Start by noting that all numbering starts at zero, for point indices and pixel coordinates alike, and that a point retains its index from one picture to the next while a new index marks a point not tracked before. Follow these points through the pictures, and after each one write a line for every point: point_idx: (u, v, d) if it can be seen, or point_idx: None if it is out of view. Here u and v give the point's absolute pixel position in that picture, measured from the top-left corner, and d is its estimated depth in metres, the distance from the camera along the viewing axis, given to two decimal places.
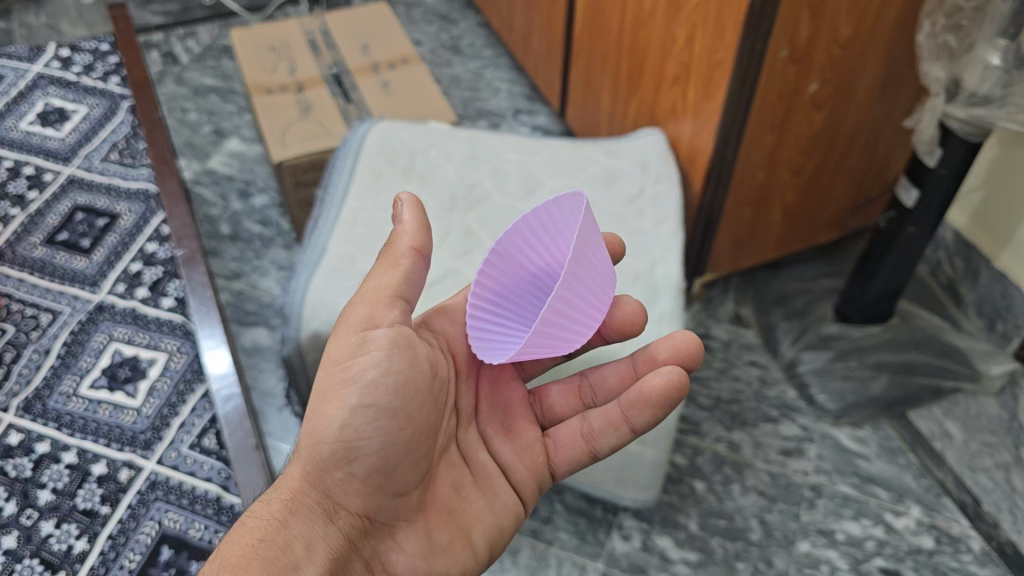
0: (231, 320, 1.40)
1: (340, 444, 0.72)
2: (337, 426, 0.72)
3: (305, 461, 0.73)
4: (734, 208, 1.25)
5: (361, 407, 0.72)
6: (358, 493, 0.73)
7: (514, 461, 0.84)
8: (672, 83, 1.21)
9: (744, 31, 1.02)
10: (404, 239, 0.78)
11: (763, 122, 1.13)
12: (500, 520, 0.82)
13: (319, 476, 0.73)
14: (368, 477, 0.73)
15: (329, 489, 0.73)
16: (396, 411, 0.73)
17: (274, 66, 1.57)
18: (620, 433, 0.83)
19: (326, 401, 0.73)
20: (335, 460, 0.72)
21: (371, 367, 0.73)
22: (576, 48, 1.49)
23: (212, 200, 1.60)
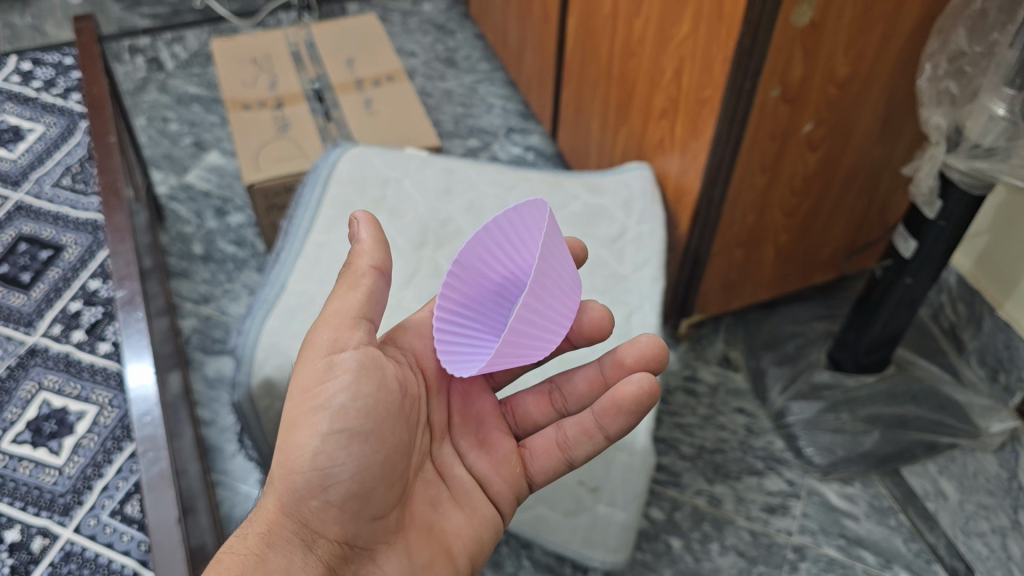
0: (196, 348, 1.35)
1: (315, 471, 0.66)
2: (310, 453, 0.66)
3: (276, 494, 0.67)
4: (724, 249, 1.18)
5: (333, 431, 0.67)
6: (336, 521, 0.67)
7: (491, 473, 0.79)
8: (660, 117, 1.14)
9: (733, 67, 0.95)
10: (363, 258, 0.74)
11: (754, 163, 1.07)
12: (481, 535, 0.77)
13: (292, 507, 0.66)
14: (346, 503, 0.67)
15: (305, 520, 0.67)
16: (370, 434, 0.68)
17: (254, 80, 1.51)
18: (594, 439, 0.78)
19: (295, 429, 0.68)
20: (310, 488, 0.66)
21: (341, 390, 0.68)
22: (566, 69, 1.42)
23: (187, 216, 1.54)
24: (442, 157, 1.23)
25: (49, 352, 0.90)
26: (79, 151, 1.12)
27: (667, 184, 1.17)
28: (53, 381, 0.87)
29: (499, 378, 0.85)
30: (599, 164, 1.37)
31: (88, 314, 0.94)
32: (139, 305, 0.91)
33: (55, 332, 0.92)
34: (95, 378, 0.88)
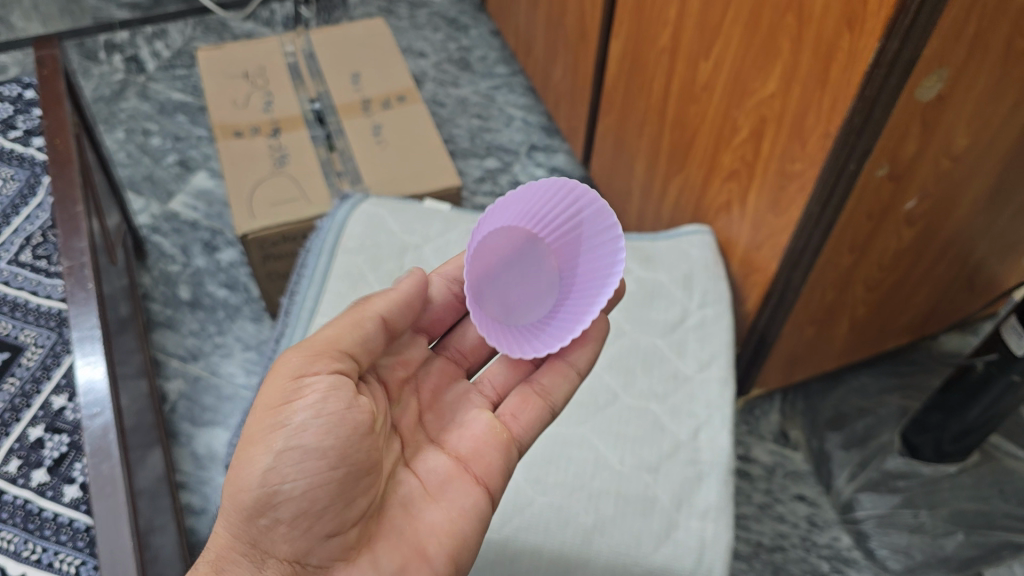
0: (183, 418, 1.18)
1: (262, 489, 0.59)
2: (260, 472, 0.59)
3: (227, 513, 0.60)
4: (795, 329, 1.01)
5: (288, 447, 0.59)
6: (285, 540, 0.60)
7: (471, 448, 0.69)
8: (726, 179, 0.97)
9: (835, 145, 0.78)
10: (376, 304, 0.69)
11: (841, 244, 0.90)
12: (463, 530, 0.65)
13: (242, 525, 0.60)
14: (299, 522, 0.59)
15: (256, 538, 0.60)
16: (330, 451, 0.60)
17: (246, 99, 1.32)
18: (572, 378, 0.74)
19: (250, 445, 0.61)
20: (258, 506, 0.59)
21: (302, 406, 0.60)
22: (605, 97, 1.23)
23: (171, 252, 1.36)
24: (470, 214, 1.06)
25: (4, 498, 0.73)
26: (41, 217, 0.94)
27: (732, 255, 1.00)
28: (9, 541, 0.70)
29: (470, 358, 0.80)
30: (643, 209, 1.20)
31: (51, 445, 0.76)
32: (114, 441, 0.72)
33: (11, 471, 0.74)
34: (61, 537, 0.70)
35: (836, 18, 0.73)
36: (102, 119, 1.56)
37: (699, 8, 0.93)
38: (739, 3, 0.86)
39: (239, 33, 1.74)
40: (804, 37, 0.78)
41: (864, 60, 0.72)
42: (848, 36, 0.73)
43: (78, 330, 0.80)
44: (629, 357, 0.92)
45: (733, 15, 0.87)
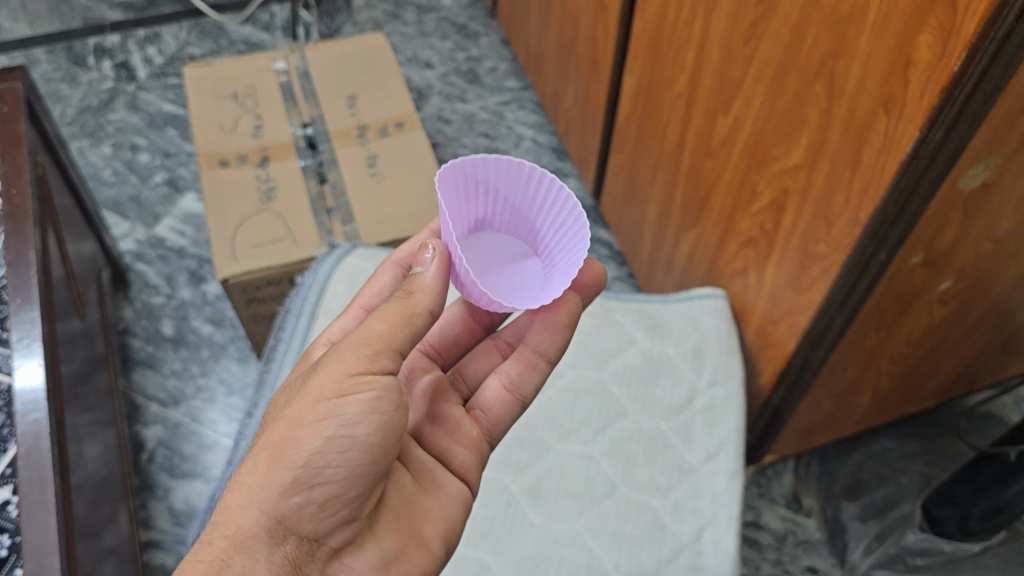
0: (161, 471, 1.14)
1: (304, 470, 0.53)
2: (307, 453, 0.53)
3: (255, 486, 0.53)
4: (813, 402, 0.93)
5: (339, 434, 0.53)
6: (313, 520, 0.54)
7: (449, 445, 0.66)
8: (744, 244, 0.88)
9: (863, 234, 0.69)
10: (431, 301, 0.59)
11: (868, 326, 0.81)
12: (452, 513, 0.63)
13: (271, 501, 0.53)
14: (330, 506, 0.54)
15: (283, 515, 0.53)
16: (376, 446, 0.54)
17: (233, 123, 1.24)
18: (541, 369, 0.69)
19: (292, 423, 0.54)
20: (293, 483, 0.53)
21: (359, 398, 0.54)
22: (618, 133, 1.14)
23: (155, 283, 1.32)
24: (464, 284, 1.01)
25: None
26: None
27: (748, 325, 0.92)
28: None
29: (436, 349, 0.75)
30: (655, 255, 1.12)
31: None
32: (54, 567, 0.69)
33: None
34: None
35: (870, 97, 0.63)
36: (89, 132, 1.49)
37: (718, 58, 0.83)
38: (763, 60, 0.75)
39: (235, 38, 1.66)
40: (835, 110, 0.68)
41: (901, 149, 0.62)
42: (883, 119, 0.63)
43: (23, 424, 0.77)
44: (632, 441, 0.85)
45: (755, 73, 0.77)
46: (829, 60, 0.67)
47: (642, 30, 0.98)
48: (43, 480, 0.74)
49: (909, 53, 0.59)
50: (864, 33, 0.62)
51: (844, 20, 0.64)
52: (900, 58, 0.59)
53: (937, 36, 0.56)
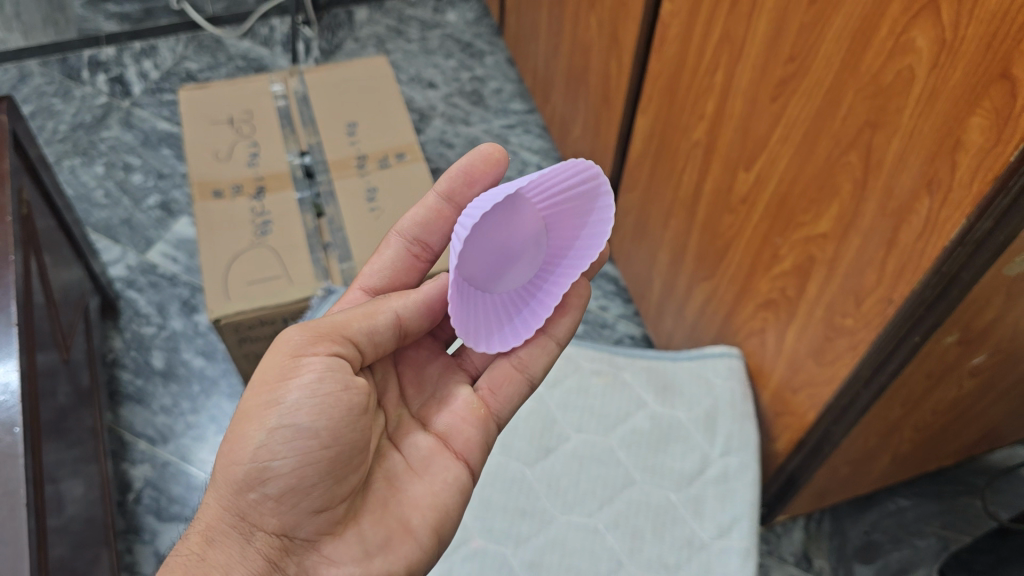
0: (148, 514, 1.09)
1: (253, 464, 0.56)
2: (252, 447, 0.56)
3: (217, 487, 0.58)
4: (830, 470, 0.88)
5: (281, 426, 0.56)
6: (274, 514, 0.57)
7: (452, 427, 0.66)
8: (762, 304, 0.83)
9: (898, 315, 0.65)
10: (390, 300, 0.64)
11: (895, 400, 0.77)
12: (444, 502, 0.63)
13: (230, 499, 0.57)
14: (288, 498, 0.56)
15: (243, 512, 0.57)
16: (323, 431, 0.56)
17: (229, 150, 1.19)
18: (550, 350, 0.68)
19: (242, 419, 0.57)
20: (247, 479, 0.56)
21: (297, 385, 0.57)
22: (628, 172, 1.09)
23: (146, 312, 1.27)
24: None
25: None
26: None
27: (764, 389, 0.88)
28: None
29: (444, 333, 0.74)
30: (664, 299, 1.07)
31: None
32: None
33: None
34: None
35: (912, 176, 0.59)
36: (81, 150, 1.45)
37: (742, 111, 0.78)
38: (790, 121, 0.71)
39: (234, 53, 1.62)
40: (870, 185, 0.63)
41: (945, 233, 0.58)
42: (925, 201, 0.58)
43: None
44: (638, 515, 0.84)
45: (783, 132, 0.72)
46: (866, 131, 0.62)
47: (658, 72, 0.93)
48: (15, 557, 0.69)
49: (959, 136, 0.54)
50: (907, 108, 0.57)
51: (885, 90, 0.59)
52: (947, 140, 0.55)
53: (992, 122, 0.51)
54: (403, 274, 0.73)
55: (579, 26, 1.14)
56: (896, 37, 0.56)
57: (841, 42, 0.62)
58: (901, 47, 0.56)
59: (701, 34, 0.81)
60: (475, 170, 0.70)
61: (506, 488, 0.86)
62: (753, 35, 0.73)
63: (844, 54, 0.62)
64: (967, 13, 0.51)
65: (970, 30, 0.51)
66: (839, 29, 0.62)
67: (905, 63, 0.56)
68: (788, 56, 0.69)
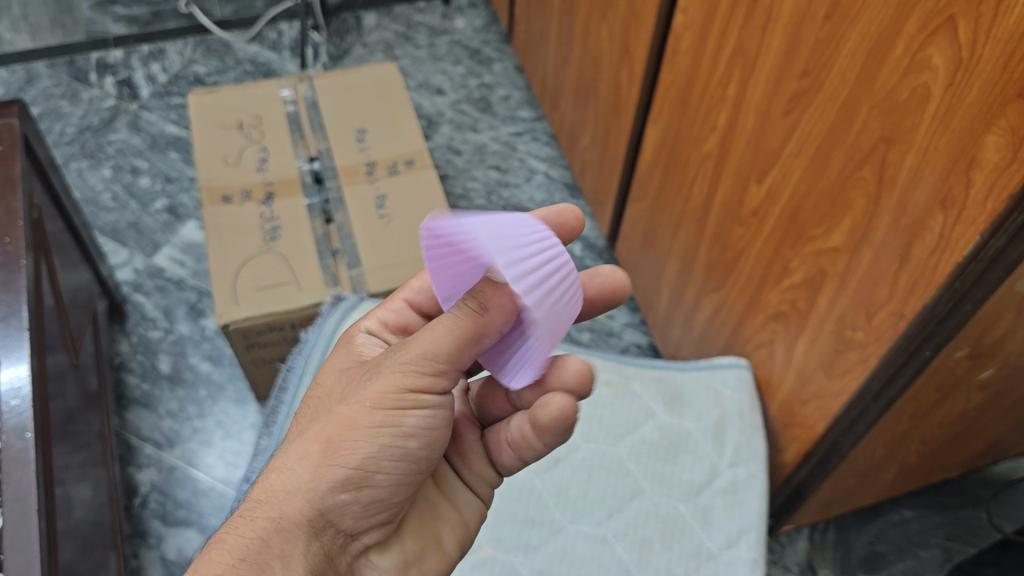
0: (154, 517, 1.09)
1: (356, 473, 0.53)
2: (361, 457, 0.53)
3: (302, 476, 0.53)
4: (836, 482, 0.89)
5: (394, 444, 0.53)
6: (354, 517, 0.55)
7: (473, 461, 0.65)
8: (772, 317, 0.84)
9: (909, 329, 0.65)
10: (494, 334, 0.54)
11: (902, 415, 0.77)
12: (468, 519, 0.64)
13: (318, 494, 0.53)
14: (373, 506, 0.55)
15: (327, 510, 0.53)
16: (423, 454, 0.55)
17: (238, 155, 1.19)
18: None
19: (350, 426, 0.53)
20: (342, 483, 0.53)
21: (420, 411, 0.53)
22: (638, 182, 1.09)
23: (153, 316, 1.27)
24: None
25: None
26: None
27: (773, 400, 0.88)
28: None
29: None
30: (673, 309, 1.08)
31: None
32: None
33: None
34: None
35: (926, 192, 0.59)
36: (88, 152, 1.45)
37: (755, 124, 0.78)
38: (803, 136, 0.71)
39: (242, 57, 1.63)
40: (883, 201, 0.64)
41: (958, 250, 0.58)
42: (940, 217, 0.59)
43: (11, 497, 0.72)
44: (647, 524, 0.86)
45: (796, 144, 0.72)
46: (880, 146, 0.62)
47: (669, 83, 0.93)
48: (27, 562, 0.69)
49: (974, 154, 0.54)
50: (922, 125, 0.58)
51: (900, 107, 0.59)
52: (962, 157, 0.55)
53: (1007, 140, 0.52)
54: None
55: (590, 36, 1.15)
56: (912, 55, 0.57)
57: (856, 58, 0.62)
58: (917, 64, 0.57)
59: (714, 45, 0.82)
60: (547, 227, 0.61)
61: (516, 496, 0.87)
62: (766, 50, 0.73)
63: (860, 69, 0.62)
64: (984, 33, 0.51)
65: (986, 50, 0.51)
66: (854, 45, 0.62)
67: (921, 81, 0.57)
68: (802, 71, 0.69)
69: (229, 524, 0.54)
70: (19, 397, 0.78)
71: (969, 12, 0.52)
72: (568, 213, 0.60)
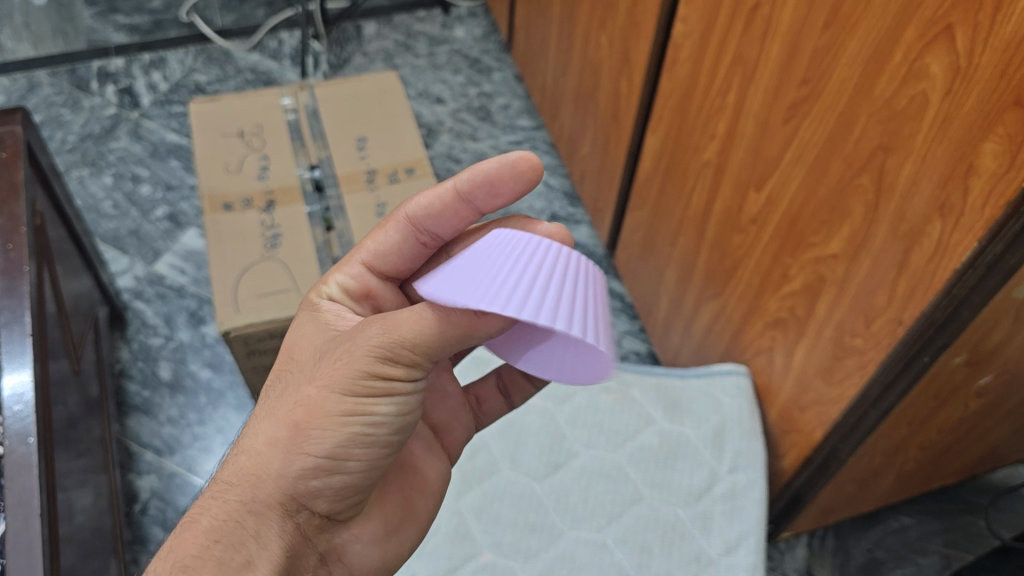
0: (155, 523, 1.09)
1: (327, 461, 0.53)
2: (331, 444, 0.53)
3: (272, 461, 0.54)
4: (835, 488, 0.89)
5: (363, 431, 0.54)
6: (325, 499, 0.55)
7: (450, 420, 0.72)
8: (771, 323, 0.84)
9: (908, 335, 0.66)
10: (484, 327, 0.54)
11: (901, 420, 0.77)
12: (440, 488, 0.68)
13: (288, 480, 0.54)
14: (345, 489, 0.55)
15: (300, 495, 0.54)
16: (395, 438, 0.56)
17: (239, 163, 1.20)
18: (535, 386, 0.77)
19: (318, 413, 0.53)
20: (314, 469, 0.54)
21: (390, 400, 0.53)
22: (637, 190, 1.10)
23: (154, 323, 1.27)
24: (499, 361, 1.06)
25: None
26: None
27: (771, 406, 0.89)
28: None
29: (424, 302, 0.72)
30: (672, 316, 1.08)
31: None
32: None
33: None
34: None
35: (924, 199, 0.60)
36: (90, 160, 1.46)
37: (754, 132, 0.79)
38: (802, 144, 0.72)
39: (243, 65, 1.64)
40: (881, 209, 0.64)
41: (956, 256, 0.59)
42: (938, 223, 0.59)
43: (14, 501, 0.73)
44: (647, 529, 0.86)
45: (796, 152, 0.73)
46: (878, 153, 0.63)
47: (669, 92, 0.94)
48: (30, 566, 0.69)
49: (972, 161, 0.55)
50: (920, 133, 0.59)
51: (897, 115, 0.60)
52: (960, 164, 0.56)
53: (1005, 147, 0.52)
54: (408, 256, 0.67)
55: (589, 45, 1.16)
56: (910, 63, 0.58)
57: (855, 66, 0.63)
58: (915, 72, 0.57)
59: (714, 54, 0.82)
60: (500, 176, 0.59)
61: (516, 502, 0.88)
62: (766, 59, 0.74)
63: (859, 77, 0.63)
64: (981, 42, 0.52)
65: (984, 58, 0.52)
66: (853, 54, 0.63)
67: (918, 89, 0.58)
68: (800, 79, 0.70)
69: (200, 506, 0.55)
70: (23, 402, 0.78)
71: (967, 21, 0.52)
72: (521, 159, 0.58)
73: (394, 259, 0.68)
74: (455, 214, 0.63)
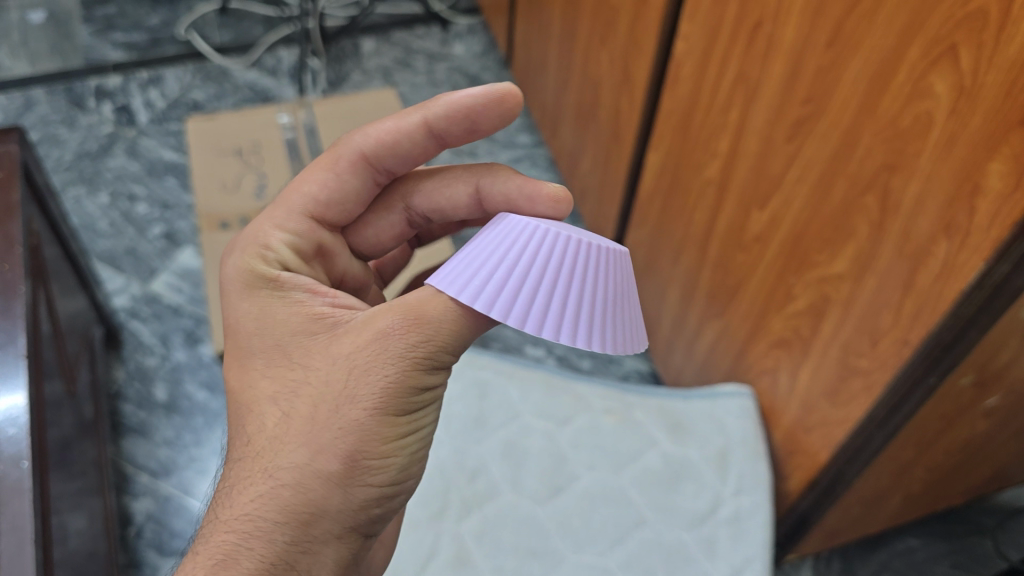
0: (151, 548, 1.07)
1: (387, 484, 0.52)
2: (392, 468, 0.52)
3: (331, 500, 0.50)
4: (842, 510, 0.87)
5: (414, 446, 0.53)
6: (377, 522, 0.54)
7: None
8: (776, 343, 0.83)
9: (914, 357, 0.65)
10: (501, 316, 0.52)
11: (907, 443, 0.76)
12: None
13: (351, 515, 0.51)
14: (394, 506, 0.55)
15: (358, 525, 0.52)
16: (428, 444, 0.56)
17: (236, 182, 1.19)
18: None
19: (374, 440, 0.50)
20: (376, 496, 0.52)
21: (430, 410, 0.54)
22: (638, 208, 1.09)
23: (151, 343, 1.26)
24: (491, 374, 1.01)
25: None
26: None
27: (776, 427, 0.87)
28: None
29: (365, 249, 0.69)
30: (674, 335, 1.07)
31: None
32: None
33: None
34: None
35: (930, 218, 0.59)
36: (86, 177, 1.45)
37: (757, 151, 0.78)
38: (806, 163, 0.71)
39: (241, 83, 1.63)
40: (887, 228, 0.63)
41: (962, 277, 0.58)
42: (944, 243, 0.58)
43: (6, 529, 0.71)
44: (651, 554, 0.85)
45: (799, 170, 0.72)
46: (883, 173, 0.62)
47: (670, 111, 0.94)
48: None
49: (977, 181, 0.54)
50: (925, 152, 0.58)
51: (902, 134, 0.59)
52: (965, 184, 0.55)
53: (1011, 167, 0.51)
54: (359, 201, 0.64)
55: (589, 62, 1.15)
56: (914, 82, 0.57)
57: (859, 84, 0.62)
58: (919, 92, 0.57)
59: (715, 72, 0.82)
60: (480, 111, 0.57)
61: (518, 526, 0.87)
62: (768, 78, 0.73)
63: (861, 97, 0.62)
64: (986, 61, 0.51)
65: (989, 77, 0.51)
66: (856, 73, 0.62)
67: (923, 108, 0.57)
68: (804, 98, 0.69)
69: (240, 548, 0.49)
70: (17, 425, 0.77)
71: (971, 40, 0.52)
72: (507, 93, 0.56)
73: (346, 206, 0.64)
74: (420, 147, 0.61)
